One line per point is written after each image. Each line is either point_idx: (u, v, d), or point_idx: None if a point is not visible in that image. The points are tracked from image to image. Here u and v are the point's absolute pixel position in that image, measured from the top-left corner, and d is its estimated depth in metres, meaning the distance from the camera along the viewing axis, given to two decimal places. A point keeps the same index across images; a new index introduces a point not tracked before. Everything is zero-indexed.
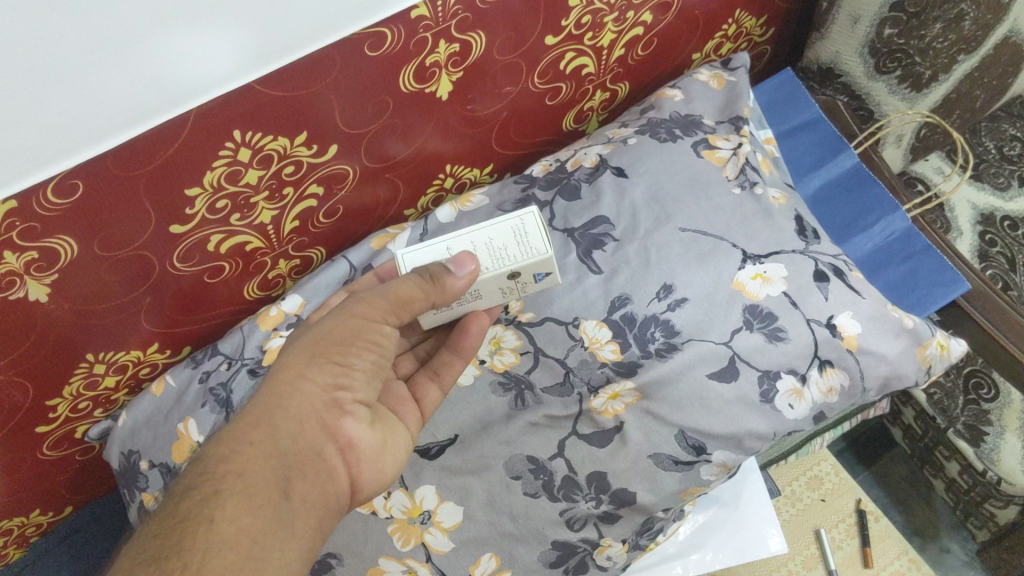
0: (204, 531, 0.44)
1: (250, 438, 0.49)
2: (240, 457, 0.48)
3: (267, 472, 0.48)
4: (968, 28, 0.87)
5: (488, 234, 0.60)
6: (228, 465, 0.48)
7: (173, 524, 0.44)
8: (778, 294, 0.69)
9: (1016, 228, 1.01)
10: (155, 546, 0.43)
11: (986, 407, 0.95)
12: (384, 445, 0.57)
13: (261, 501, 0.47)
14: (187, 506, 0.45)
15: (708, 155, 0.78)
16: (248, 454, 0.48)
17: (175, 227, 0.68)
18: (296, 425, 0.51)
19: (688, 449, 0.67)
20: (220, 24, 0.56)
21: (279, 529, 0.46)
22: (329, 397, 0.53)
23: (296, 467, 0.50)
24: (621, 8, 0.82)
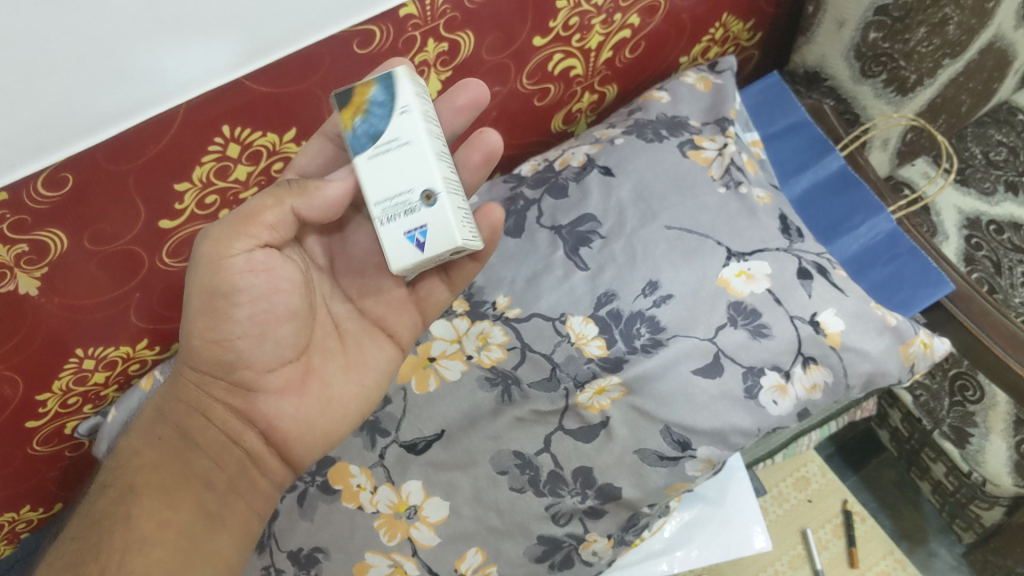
0: (120, 526, 0.53)
1: (159, 432, 0.61)
2: (147, 450, 0.60)
3: (176, 469, 0.59)
4: (952, 32, 0.89)
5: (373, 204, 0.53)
6: (138, 460, 0.59)
7: (99, 521, 0.54)
8: (762, 291, 0.70)
9: (1001, 233, 1.02)
10: (86, 541, 0.53)
11: (972, 409, 0.95)
12: (325, 403, 0.62)
13: (182, 494, 0.57)
14: (106, 505, 0.55)
15: (694, 155, 0.79)
16: (159, 447, 0.60)
17: (165, 222, 0.69)
18: (199, 418, 0.61)
19: (673, 444, 0.67)
20: (212, 17, 0.56)
21: (204, 519, 0.57)
22: (226, 381, 0.59)
23: (198, 453, 0.60)
24: (608, 10, 0.83)
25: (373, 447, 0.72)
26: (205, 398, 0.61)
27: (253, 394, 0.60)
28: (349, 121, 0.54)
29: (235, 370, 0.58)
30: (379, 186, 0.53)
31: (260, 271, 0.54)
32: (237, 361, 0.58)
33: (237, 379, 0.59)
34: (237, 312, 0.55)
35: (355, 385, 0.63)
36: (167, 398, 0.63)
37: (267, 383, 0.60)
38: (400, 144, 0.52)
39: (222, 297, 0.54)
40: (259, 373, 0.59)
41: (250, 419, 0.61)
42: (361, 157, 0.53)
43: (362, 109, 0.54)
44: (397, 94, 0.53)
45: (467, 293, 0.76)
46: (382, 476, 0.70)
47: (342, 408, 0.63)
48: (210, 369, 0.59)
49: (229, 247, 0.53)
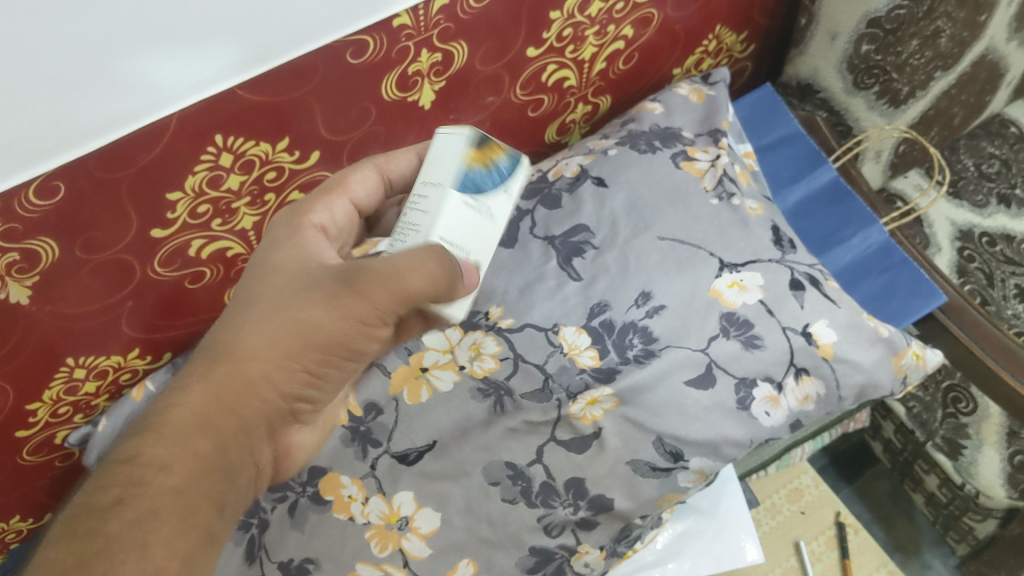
0: (135, 557, 0.44)
1: (196, 445, 0.49)
2: (178, 469, 0.48)
3: (211, 491, 0.49)
4: (944, 44, 0.89)
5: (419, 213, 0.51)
6: (166, 480, 0.47)
7: (90, 543, 0.43)
8: (754, 302, 0.70)
9: (993, 245, 1.02)
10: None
11: (965, 421, 0.95)
12: (320, 433, 0.63)
13: (200, 516, 0.47)
14: (114, 530, 0.44)
15: (686, 166, 0.79)
16: (190, 466, 0.48)
17: (157, 231, 0.69)
18: (243, 437, 0.52)
19: (665, 455, 0.67)
20: (208, 26, 0.56)
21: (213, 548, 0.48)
22: (287, 407, 0.54)
23: (233, 473, 0.51)
24: (602, 22, 0.83)
25: (365, 458, 0.71)
26: (258, 417, 0.53)
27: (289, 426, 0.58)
28: (471, 162, 0.52)
29: (298, 403, 0.55)
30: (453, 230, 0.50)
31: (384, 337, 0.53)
32: (310, 397, 0.55)
33: (293, 407, 0.55)
34: (339, 365, 0.55)
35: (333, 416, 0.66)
36: (209, 400, 0.51)
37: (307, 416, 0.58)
38: (488, 216, 0.52)
39: (345, 349, 0.53)
40: (313, 408, 0.57)
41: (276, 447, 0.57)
42: (462, 193, 0.50)
43: (486, 162, 0.53)
44: (513, 183, 0.54)
45: None
46: (373, 488, 0.70)
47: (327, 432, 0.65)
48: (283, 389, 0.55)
49: (378, 316, 0.51)
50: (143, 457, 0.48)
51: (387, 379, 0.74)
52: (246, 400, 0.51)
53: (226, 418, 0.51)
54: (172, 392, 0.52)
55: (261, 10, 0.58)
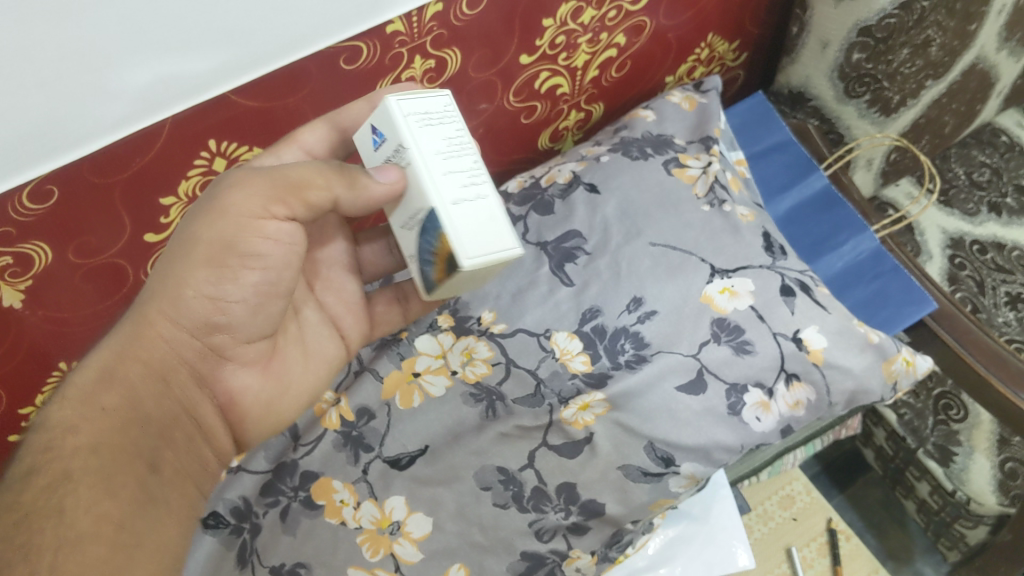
0: (56, 521, 0.44)
1: (104, 401, 0.52)
2: (88, 421, 0.50)
3: (135, 438, 0.52)
4: (934, 53, 0.90)
5: (446, 136, 0.50)
6: (75, 438, 0.49)
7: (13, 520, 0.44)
8: (745, 307, 0.71)
9: (984, 253, 1.03)
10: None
11: (956, 427, 0.96)
12: (282, 390, 0.65)
13: (123, 480, 0.49)
14: (33, 496, 0.45)
15: (679, 173, 0.80)
16: (100, 423, 0.50)
17: (150, 236, 0.69)
18: (158, 386, 0.56)
19: (657, 460, 0.67)
20: (201, 32, 0.56)
21: (139, 496, 0.50)
22: (200, 343, 0.58)
23: (159, 433, 0.54)
24: (595, 29, 0.84)
25: (357, 463, 0.71)
26: (172, 359, 0.57)
27: (221, 361, 0.60)
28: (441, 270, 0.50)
29: (216, 332, 0.57)
30: (474, 238, 0.47)
31: (282, 243, 0.54)
32: (222, 325, 0.57)
33: (209, 342, 0.58)
34: (245, 277, 0.55)
35: (309, 375, 0.67)
36: (115, 355, 0.55)
37: (238, 355, 0.61)
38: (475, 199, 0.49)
39: (238, 257, 0.53)
40: (236, 342, 0.59)
41: (207, 386, 0.60)
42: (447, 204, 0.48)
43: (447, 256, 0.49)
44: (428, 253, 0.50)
45: (452, 309, 0.77)
46: (365, 492, 0.70)
47: (298, 393, 0.66)
48: (190, 326, 0.56)
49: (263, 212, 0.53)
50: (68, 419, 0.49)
51: (379, 384, 0.74)
52: (160, 359, 0.56)
53: (133, 366, 0.55)
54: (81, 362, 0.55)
55: (254, 16, 0.58)
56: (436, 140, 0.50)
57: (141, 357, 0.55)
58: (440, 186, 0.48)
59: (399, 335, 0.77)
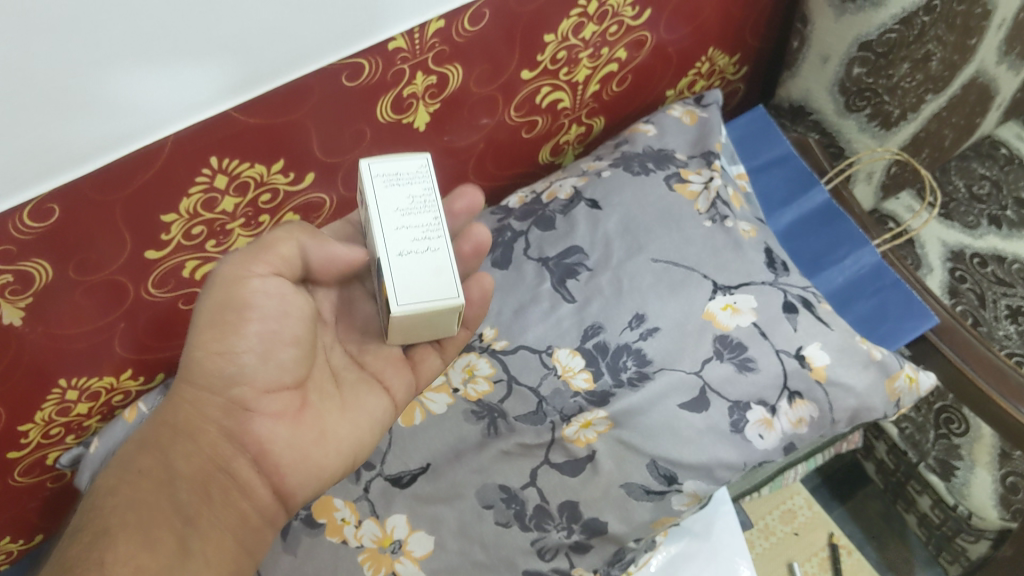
0: (93, 573, 0.46)
1: (139, 463, 0.55)
2: (128, 484, 0.53)
3: (163, 500, 0.53)
4: (934, 67, 0.91)
5: (409, 191, 0.55)
6: (115, 498, 0.52)
7: (63, 571, 0.47)
8: (747, 324, 0.70)
9: (984, 265, 1.03)
10: None
11: (957, 441, 0.96)
12: (321, 435, 0.59)
13: (161, 535, 0.50)
14: (76, 553, 0.48)
15: (680, 188, 0.80)
16: (137, 482, 0.53)
17: (151, 252, 0.69)
18: (189, 446, 0.56)
19: (659, 478, 0.67)
20: (206, 47, 0.56)
21: (178, 551, 0.50)
22: (223, 399, 0.57)
23: (193, 489, 0.55)
24: (596, 44, 0.84)
25: (358, 481, 0.70)
26: (201, 420, 0.57)
27: (246, 415, 0.57)
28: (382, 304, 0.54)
29: (233, 387, 0.57)
30: (411, 291, 0.52)
31: (274, 295, 0.57)
32: (238, 375, 0.56)
33: (231, 398, 0.57)
34: (246, 327, 0.56)
35: (349, 429, 0.61)
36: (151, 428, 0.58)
37: (263, 405, 0.57)
38: (429, 250, 0.53)
39: (233, 311, 0.56)
40: (257, 391, 0.57)
41: (240, 441, 0.57)
42: (390, 250, 0.52)
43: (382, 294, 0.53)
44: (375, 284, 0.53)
45: None
46: (366, 510, 0.69)
47: (338, 446, 0.60)
48: (207, 386, 0.57)
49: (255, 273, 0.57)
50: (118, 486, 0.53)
51: None
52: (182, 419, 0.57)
53: (164, 431, 0.57)
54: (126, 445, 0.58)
55: (257, 31, 0.58)
56: (399, 197, 0.54)
57: (172, 421, 0.57)
58: (391, 238, 0.53)
59: None
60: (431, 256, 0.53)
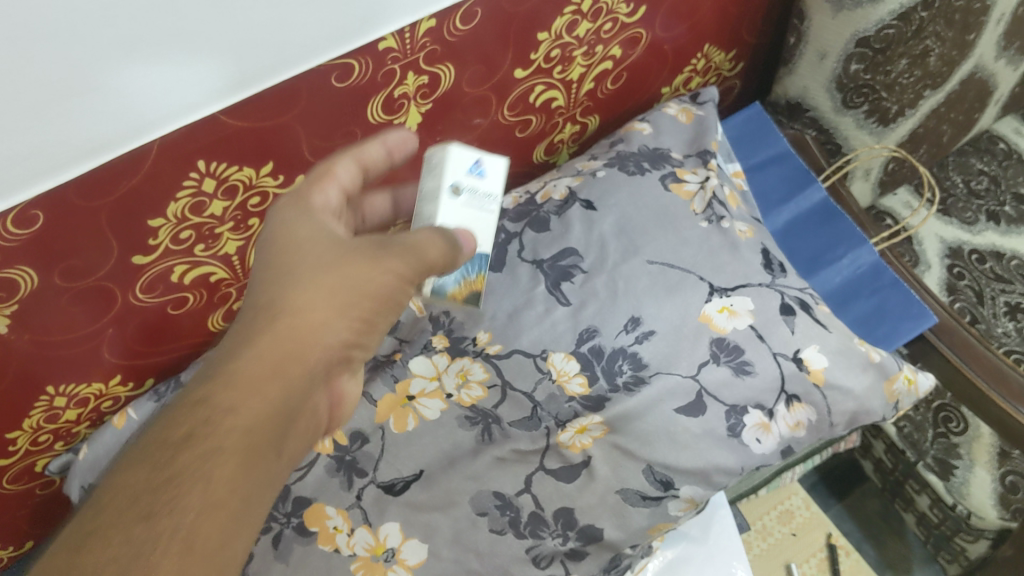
0: (192, 494, 0.38)
1: (265, 381, 0.43)
2: (245, 400, 0.42)
3: (281, 420, 0.44)
4: (933, 63, 0.89)
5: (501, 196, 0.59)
6: (231, 416, 0.41)
7: (158, 480, 0.38)
8: (744, 327, 0.69)
9: (983, 262, 1.02)
10: (129, 536, 0.36)
11: (956, 440, 0.95)
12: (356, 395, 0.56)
13: (259, 465, 0.41)
14: (180, 460, 0.39)
15: (675, 188, 0.79)
16: (253, 396, 0.43)
17: (138, 258, 0.68)
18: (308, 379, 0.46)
19: (656, 484, 0.66)
20: (204, 43, 0.55)
21: (265, 492, 0.42)
22: (343, 350, 0.48)
23: (294, 416, 0.45)
24: (590, 42, 0.83)
25: (350, 488, 0.69)
26: (319, 357, 0.47)
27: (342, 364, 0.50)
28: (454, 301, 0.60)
29: (350, 346, 0.49)
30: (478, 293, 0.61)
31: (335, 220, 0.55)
32: (363, 339, 0.49)
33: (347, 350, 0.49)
34: None
35: None
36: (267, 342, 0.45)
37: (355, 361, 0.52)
38: None
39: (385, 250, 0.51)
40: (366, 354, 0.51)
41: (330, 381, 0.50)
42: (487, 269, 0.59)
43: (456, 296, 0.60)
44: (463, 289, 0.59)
45: (447, 329, 0.76)
46: (359, 518, 0.68)
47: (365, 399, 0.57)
48: (309, 325, 0.46)
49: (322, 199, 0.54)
50: (216, 398, 0.42)
51: (373, 407, 0.73)
52: (298, 355, 0.46)
53: (290, 361, 0.45)
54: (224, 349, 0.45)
55: (254, 28, 0.57)
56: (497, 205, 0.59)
57: (296, 350, 0.46)
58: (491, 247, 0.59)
59: (393, 356, 0.76)
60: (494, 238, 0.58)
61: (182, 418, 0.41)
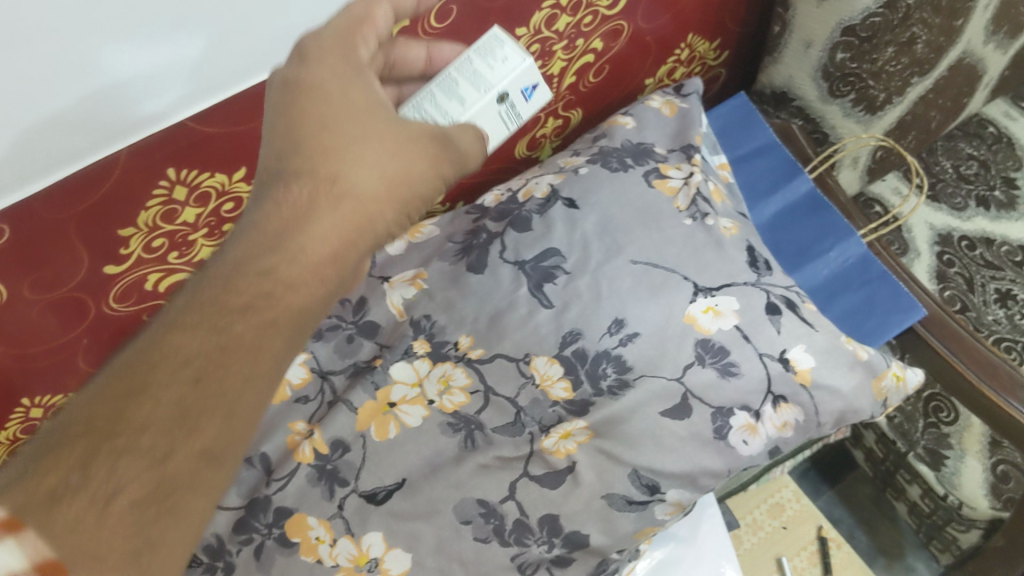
0: (247, 369, 0.42)
1: (328, 260, 0.48)
2: (313, 274, 0.47)
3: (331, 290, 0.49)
4: (919, 49, 0.88)
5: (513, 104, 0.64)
6: (287, 291, 0.45)
7: (218, 347, 0.41)
8: (729, 327, 0.68)
9: (973, 249, 1.01)
10: (201, 395, 0.40)
11: (947, 430, 0.94)
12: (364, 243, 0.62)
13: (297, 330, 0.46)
14: (239, 332, 0.42)
15: (660, 185, 0.77)
16: (318, 270, 0.47)
17: (111, 267, 0.66)
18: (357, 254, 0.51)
19: (642, 488, 0.65)
20: (181, 45, 0.53)
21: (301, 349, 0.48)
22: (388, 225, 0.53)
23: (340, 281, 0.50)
24: (570, 36, 0.81)
25: (332, 497, 0.68)
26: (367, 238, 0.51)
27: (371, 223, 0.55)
28: None
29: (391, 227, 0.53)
30: None
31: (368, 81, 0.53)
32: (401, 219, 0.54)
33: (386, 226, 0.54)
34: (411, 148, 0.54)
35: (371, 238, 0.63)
36: (333, 217, 0.48)
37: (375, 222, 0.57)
38: None
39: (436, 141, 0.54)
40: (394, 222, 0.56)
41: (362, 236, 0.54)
42: None
43: None
44: None
45: (428, 333, 0.75)
46: (341, 528, 0.67)
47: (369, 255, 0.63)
48: (369, 209, 0.50)
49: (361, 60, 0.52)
50: (280, 273, 0.45)
51: (353, 415, 0.71)
52: (358, 229, 0.50)
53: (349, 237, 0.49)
54: (280, 210, 0.47)
55: (230, 31, 0.55)
56: None
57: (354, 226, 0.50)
58: None
59: (374, 362, 0.75)
60: (499, 131, 0.60)
61: (245, 287, 0.43)
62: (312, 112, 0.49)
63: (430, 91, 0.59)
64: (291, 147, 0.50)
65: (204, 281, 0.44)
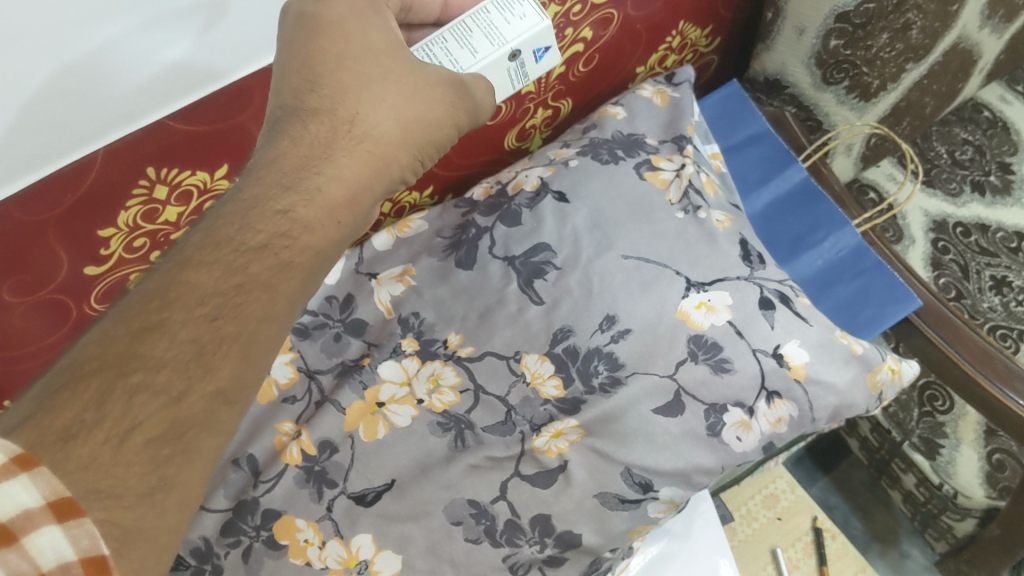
0: (263, 313, 0.40)
1: (347, 196, 0.47)
2: (337, 211, 0.46)
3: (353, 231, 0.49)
4: (915, 37, 0.85)
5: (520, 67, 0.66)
6: (307, 230, 0.44)
7: (228, 292, 0.39)
8: (723, 323, 0.67)
9: (968, 235, 1.00)
10: (216, 331, 0.37)
11: (941, 419, 0.93)
12: None
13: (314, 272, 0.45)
14: (254, 271, 0.40)
15: (651, 177, 0.76)
16: (341, 204, 0.46)
17: (92, 267, 0.64)
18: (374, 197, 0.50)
19: (634, 487, 0.65)
20: (150, 38, 0.53)
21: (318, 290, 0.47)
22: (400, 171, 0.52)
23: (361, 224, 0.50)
24: (560, 25, 0.79)
25: (320, 500, 0.67)
26: (383, 183, 0.51)
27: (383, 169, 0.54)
28: None
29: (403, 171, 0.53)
30: None
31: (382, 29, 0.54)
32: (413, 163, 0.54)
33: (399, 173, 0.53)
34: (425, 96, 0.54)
35: None
36: (355, 159, 0.48)
37: None
38: None
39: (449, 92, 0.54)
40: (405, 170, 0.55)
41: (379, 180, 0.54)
42: None
43: None
44: None
45: (417, 332, 0.74)
46: (330, 530, 0.65)
47: None
48: (383, 152, 0.50)
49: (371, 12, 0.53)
50: (299, 213, 0.43)
51: (341, 415, 0.70)
52: (376, 170, 0.49)
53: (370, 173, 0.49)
54: (297, 149, 0.47)
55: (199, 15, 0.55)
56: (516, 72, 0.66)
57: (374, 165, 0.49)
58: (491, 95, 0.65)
59: (362, 361, 0.74)
60: (505, 86, 0.64)
61: (262, 224, 0.42)
62: (329, 49, 0.49)
63: (444, 36, 0.60)
64: (306, 86, 0.49)
65: (214, 218, 0.42)
